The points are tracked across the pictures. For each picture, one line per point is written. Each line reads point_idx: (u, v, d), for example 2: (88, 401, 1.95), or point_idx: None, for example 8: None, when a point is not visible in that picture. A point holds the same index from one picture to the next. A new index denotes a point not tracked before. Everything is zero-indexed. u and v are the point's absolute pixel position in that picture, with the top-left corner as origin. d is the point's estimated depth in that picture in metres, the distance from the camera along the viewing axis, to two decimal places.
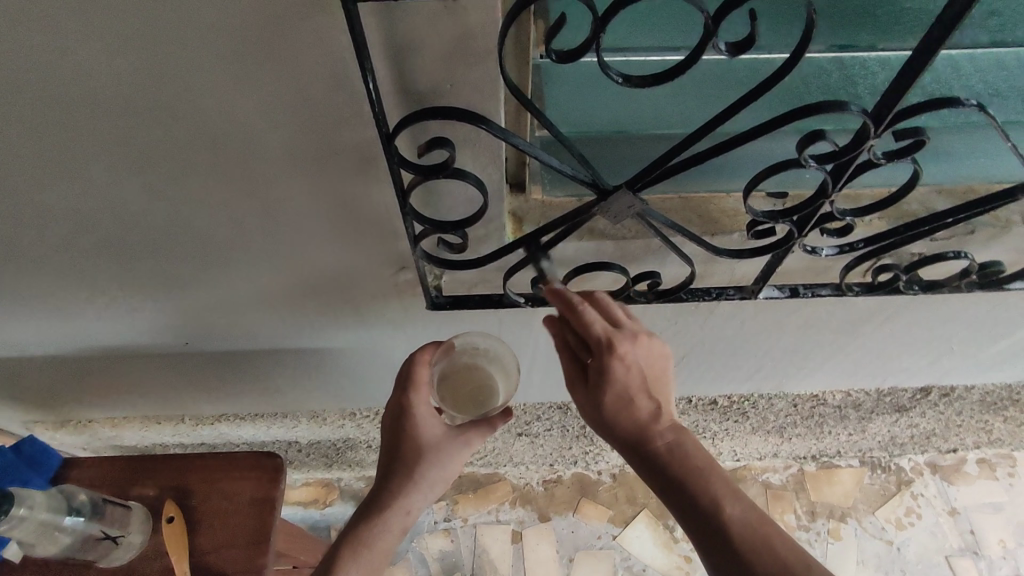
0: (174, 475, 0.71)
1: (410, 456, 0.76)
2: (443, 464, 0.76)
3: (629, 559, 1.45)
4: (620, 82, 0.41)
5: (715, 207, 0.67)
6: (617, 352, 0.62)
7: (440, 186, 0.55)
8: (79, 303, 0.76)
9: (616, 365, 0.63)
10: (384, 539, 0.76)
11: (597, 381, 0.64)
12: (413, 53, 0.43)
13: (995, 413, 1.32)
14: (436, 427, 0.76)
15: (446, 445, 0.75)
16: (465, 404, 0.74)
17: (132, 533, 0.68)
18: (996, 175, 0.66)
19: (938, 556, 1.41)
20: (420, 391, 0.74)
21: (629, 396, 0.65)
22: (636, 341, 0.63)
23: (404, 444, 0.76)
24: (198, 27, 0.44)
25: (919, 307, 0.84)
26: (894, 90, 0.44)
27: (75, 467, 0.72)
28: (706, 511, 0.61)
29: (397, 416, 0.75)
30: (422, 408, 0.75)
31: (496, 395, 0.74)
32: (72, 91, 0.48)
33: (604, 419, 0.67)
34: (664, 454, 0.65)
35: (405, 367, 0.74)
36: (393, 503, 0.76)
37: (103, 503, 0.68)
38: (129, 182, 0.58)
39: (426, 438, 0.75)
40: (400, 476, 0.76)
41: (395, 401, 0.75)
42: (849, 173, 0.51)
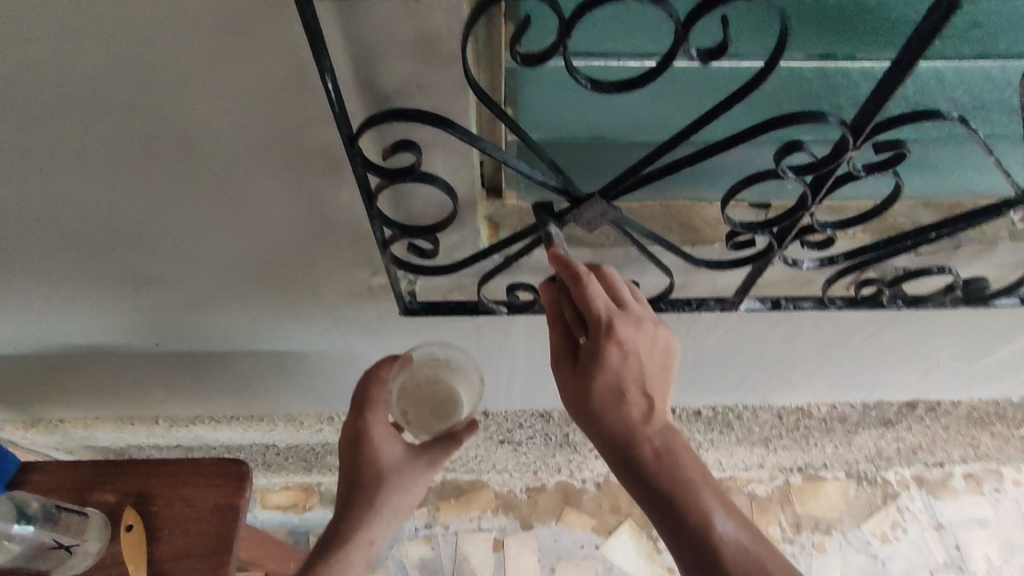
0: (135, 481, 0.68)
1: (369, 481, 0.75)
2: (406, 486, 0.76)
3: (611, 569, 1.44)
4: (587, 87, 0.40)
5: (696, 216, 0.66)
6: (620, 337, 0.59)
7: (409, 189, 0.53)
8: (44, 301, 0.74)
9: (614, 350, 0.60)
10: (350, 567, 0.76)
11: (590, 366, 0.61)
12: (376, 52, 0.42)
13: (982, 428, 1.31)
14: (396, 448, 0.76)
15: (407, 467, 0.75)
16: (427, 417, 0.70)
17: (88, 541, 0.65)
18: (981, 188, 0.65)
19: (922, 571, 1.41)
20: (376, 415, 0.74)
21: (622, 388, 0.62)
22: (640, 327, 0.60)
23: (364, 469, 0.75)
24: (153, 21, 0.42)
25: (904, 321, 0.83)
26: (873, 102, 0.42)
27: (32, 472, 0.69)
28: (686, 518, 0.61)
29: (354, 442, 0.75)
30: (380, 431, 0.74)
31: (460, 406, 0.70)
32: (25, 85, 0.46)
33: (591, 409, 0.62)
34: (652, 458, 0.62)
35: (359, 391, 0.73)
36: (356, 530, 0.75)
37: (57, 510, 0.66)
38: (91, 180, 0.56)
39: (386, 462, 0.75)
40: (359, 504, 0.76)
41: (352, 426, 0.75)
42: (828, 185, 0.50)
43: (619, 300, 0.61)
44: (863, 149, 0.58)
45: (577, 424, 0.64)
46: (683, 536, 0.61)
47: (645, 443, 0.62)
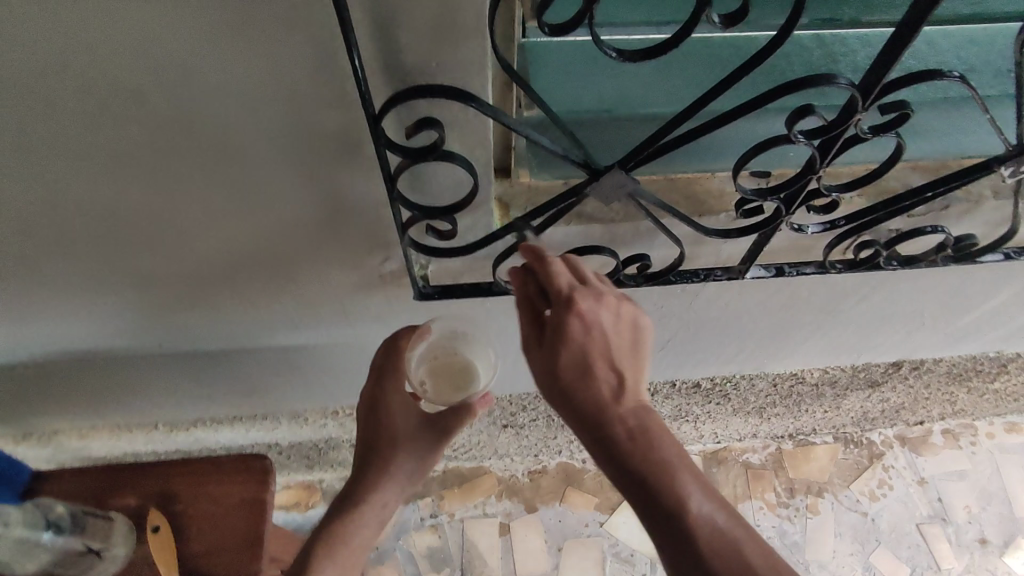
0: (157, 482, 0.68)
1: (385, 445, 0.78)
2: (419, 453, 0.78)
3: (616, 545, 1.47)
4: (614, 56, 0.41)
5: (702, 187, 0.68)
6: (577, 312, 0.56)
7: (428, 169, 0.53)
8: (43, 307, 0.72)
9: (574, 325, 0.57)
10: (363, 530, 0.77)
11: (556, 340, 0.57)
12: (399, 29, 0.42)
13: (961, 385, 1.37)
14: (411, 417, 0.78)
15: (422, 436, 0.78)
16: (443, 389, 0.73)
17: (116, 545, 0.65)
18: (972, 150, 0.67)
19: (910, 525, 1.47)
20: (393, 382, 0.75)
21: (589, 363, 0.57)
22: (599, 303, 0.58)
23: (381, 435, 0.77)
24: (167, 6, 0.41)
25: (894, 282, 0.87)
26: (880, 65, 0.44)
27: (52, 481, 0.69)
28: (667, 509, 0.55)
29: (373, 408, 0.77)
30: (396, 399, 0.77)
31: (476, 378, 0.73)
32: (31, 79, 0.45)
33: (560, 387, 0.58)
34: (625, 440, 0.56)
35: (377, 359, 0.75)
36: (371, 494, 0.78)
37: (83, 515, 0.65)
38: (97, 175, 0.54)
39: (402, 429, 0.78)
40: (375, 466, 0.78)
41: (370, 392, 0.77)
42: (836, 149, 0.52)
43: (579, 279, 0.59)
44: (869, 113, 0.59)
45: (549, 404, 0.60)
46: (663, 526, 0.55)
47: (618, 424, 0.56)
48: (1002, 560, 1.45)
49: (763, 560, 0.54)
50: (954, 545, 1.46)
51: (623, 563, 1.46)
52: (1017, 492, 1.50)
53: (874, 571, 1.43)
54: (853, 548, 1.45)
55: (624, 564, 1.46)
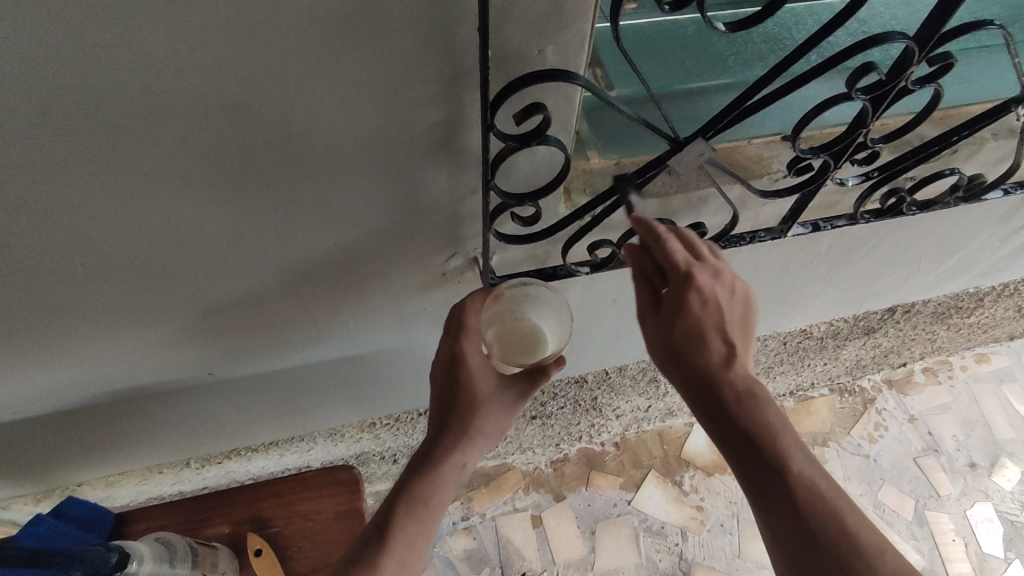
0: (246, 510, 0.88)
1: (466, 408, 0.73)
2: (497, 413, 0.74)
3: (646, 520, 1.37)
4: (721, 29, 0.44)
5: (744, 154, 0.70)
6: (696, 286, 0.58)
7: (517, 158, 0.55)
8: (92, 345, 0.69)
9: (693, 298, 0.59)
10: (441, 494, 0.73)
11: (671, 314, 0.60)
12: (509, 21, 0.43)
13: (943, 322, 1.47)
14: (490, 377, 0.73)
15: (500, 396, 0.74)
16: (513, 353, 0.67)
17: (225, 568, 0.84)
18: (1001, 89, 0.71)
19: (908, 459, 1.49)
20: (471, 340, 0.70)
21: (703, 332, 0.60)
22: (716, 277, 0.59)
23: (459, 395, 0.73)
24: (277, 22, 0.40)
25: (901, 229, 0.93)
26: (936, 18, 0.49)
27: (139, 522, 0.88)
28: (772, 470, 0.57)
29: (449, 367, 0.72)
30: (474, 358, 0.71)
31: (545, 344, 0.67)
32: (128, 110, 0.44)
33: (673, 352, 0.61)
34: (734, 404, 0.59)
35: (454, 315, 0.69)
36: (447, 458, 0.73)
37: (195, 546, 0.83)
38: (176, 203, 0.53)
39: (481, 389, 0.73)
40: (456, 429, 0.74)
41: (445, 351, 0.71)
42: (887, 101, 0.56)
43: (695, 253, 0.60)
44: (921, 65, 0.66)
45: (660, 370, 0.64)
46: (766, 487, 0.58)
47: (727, 387, 0.59)
48: (990, 479, 1.48)
49: (863, 530, 0.56)
50: (948, 472, 1.48)
51: (656, 536, 1.36)
52: (997, 416, 1.55)
53: (884, 508, 1.43)
54: (861, 489, 1.45)
55: (657, 537, 1.36)
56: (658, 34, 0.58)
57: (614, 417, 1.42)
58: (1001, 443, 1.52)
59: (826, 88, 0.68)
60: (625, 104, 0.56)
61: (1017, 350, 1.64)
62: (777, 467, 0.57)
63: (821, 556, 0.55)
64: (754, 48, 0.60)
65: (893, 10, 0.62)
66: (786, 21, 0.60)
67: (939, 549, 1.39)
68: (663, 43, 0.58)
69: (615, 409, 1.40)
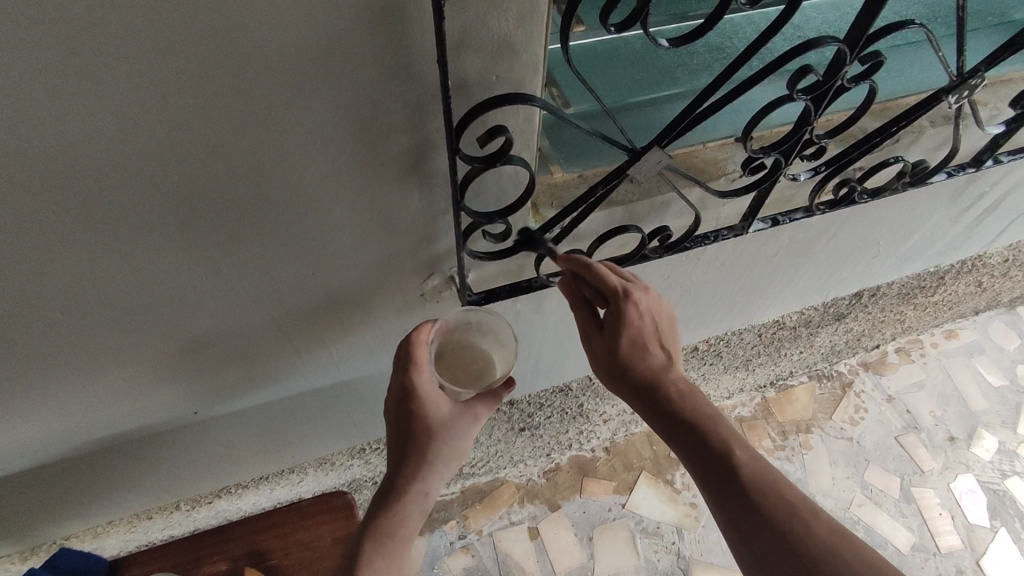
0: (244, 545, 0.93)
1: (422, 438, 0.71)
2: (455, 438, 0.72)
3: (642, 521, 1.38)
4: (665, 46, 0.46)
5: (701, 158, 0.73)
6: (635, 304, 0.64)
7: (484, 178, 0.57)
8: (73, 393, 0.69)
9: (633, 316, 0.64)
10: (406, 525, 0.73)
11: (615, 331, 0.66)
12: (466, 51, 0.46)
13: (909, 302, 1.52)
14: (445, 403, 0.72)
15: (457, 422, 0.72)
16: (462, 378, 0.72)
17: None
18: (927, 81, 0.77)
19: (890, 439, 1.52)
20: (422, 372, 0.69)
21: (643, 341, 0.67)
22: (648, 292, 0.66)
23: (414, 426, 0.71)
24: (243, 67, 0.42)
25: (857, 217, 0.98)
26: (863, 20, 0.53)
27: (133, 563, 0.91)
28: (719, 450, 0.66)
29: (402, 401, 0.70)
30: (427, 387, 0.70)
31: (491, 368, 0.72)
32: (102, 161, 0.45)
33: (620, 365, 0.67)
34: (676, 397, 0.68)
35: (403, 349, 0.69)
36: (408, 490, 0.72)
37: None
38: (153, 247, 0.54)
39: (436, 417, 0.71)
40: (414, 459, 0.72)
41: (397, 384, 0.70)
42: (827, 100, 0.60)
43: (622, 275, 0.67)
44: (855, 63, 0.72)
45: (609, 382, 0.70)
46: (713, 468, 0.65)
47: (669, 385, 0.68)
48: (970, 451, 1.52)
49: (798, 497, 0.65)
50: (929, 448, 1.52)
51: (652, 537, 1.37)
52: (969, 389, 1.60)
53: (870, 488, 1.46)
54: (848, 471, 1.47)
55: (653, 538, 1.37)
56: (607, 50, 0.61)
57: (602, 423, 1.44)
58: (976, 414, 1.57)
59: (770, 89, 0.72)
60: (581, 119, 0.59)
61: (982, 324, 1.70)
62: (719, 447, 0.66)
63: (766, 524, 0.63)
64: (699, 58, 0.63)
65: (825, 14, 0.66)
66: (728, 30, 0.64)
67: (928, 524, 1.43)
68: (614, 58, 0.62)
69: (602, 413, 1.42)
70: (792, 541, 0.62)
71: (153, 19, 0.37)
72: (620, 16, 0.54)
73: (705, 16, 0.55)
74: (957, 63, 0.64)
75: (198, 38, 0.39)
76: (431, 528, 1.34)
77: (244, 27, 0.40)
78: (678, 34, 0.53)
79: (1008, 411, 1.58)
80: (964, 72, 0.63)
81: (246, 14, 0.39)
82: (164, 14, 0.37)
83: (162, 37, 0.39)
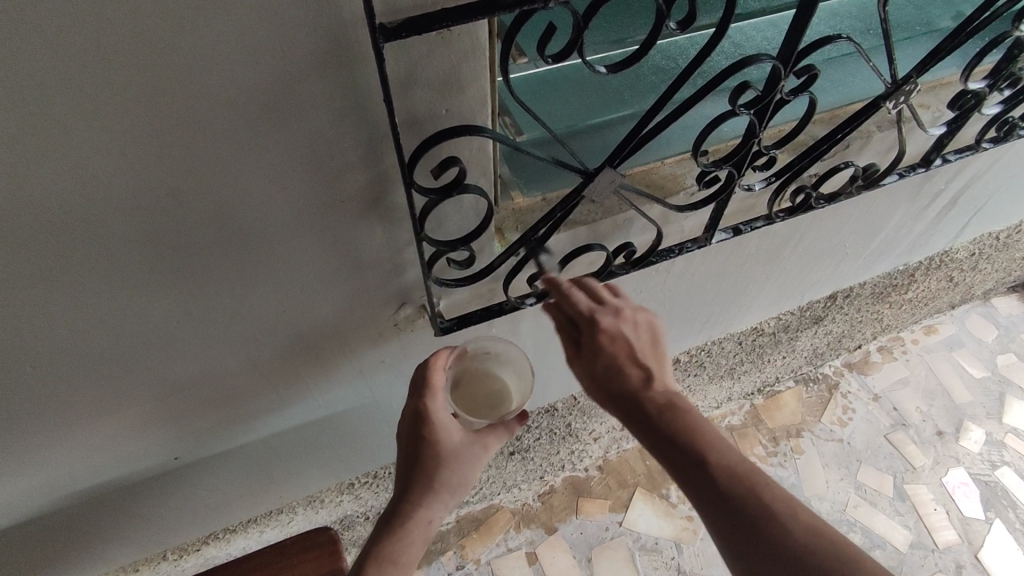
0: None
1: (430, 464, 0.70)
2: (464, 468, 0.72)
3: (640, 538, 1.37)
4: (604, 72, 0.48)
5: (659, 174, 0.76)
6: (601, 328, 0.68)
7: (443, 208, 0.58)
8: (49, 449, 0.68)
9: (602, 338, 0.68)
10: (408, 552, 0.71)
11: (592, 354, 0.69)
12: (415, 88, 0.48)
13: (885, 301, 1.55)
14: (457, 432, 0.72)
15: (466, 452, 0.71)
16: (477, 407, 0.74)
17: None
18: (865, 90, 0.81)
19: (879, 438, 1.53)
20: (436, 398, 0.70)
21: (619, 363, 0.68)
22: (619, 316, 0.69)
23: (423, 451, 0.70)
24: (198, 116, 0.44)
25: (820, 221, 1.00)
26: (793, 36, 0.55)
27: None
28: (698, 462, 0.62)
29: (413, 426, 0.71)
30: (440, 415, 0.70)
31: (507, 399, 0.74)
32: (64, 217, 0.46)
33: (601, 386, 0.69)
34: (656, 412, 0.66)
35: (420, 373, 0.70)
36: (411, 515, 0.71)
37: None
38: (121, 296, 0.55)
39: (446, 445, 0.70)
40: (420, 486, 0.71)
41: (411, 408, 0.71)
42: (769, 112, 0.62)
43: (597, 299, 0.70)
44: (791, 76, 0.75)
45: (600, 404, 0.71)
46: (696, 481, 0.62)
47: (646, 399, 0.67)
48: (959, 444, 1.54)
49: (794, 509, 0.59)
50: (919, 444, 1.53)
51: (651, 553, 1.36)
52: (952, 383, 1.62)
53: (864, 488, 1.46)
54: (841, 473, 1.47)
55: (653, 554, 1.36)
56: (557, 77, 0.64)
57: (593, 441, 1.44)
58: (961, 407, 1.59)
59: (715, 105, 0.74)
60: (534, 146, 0.61)
61: (959, 318, 1.73)
62: (696, 461, 0.62)
63: (749, 536, 0.58)
64: (645, 80, 0.66)
65: (764, 33, 0.69)
66: (670, 52, 0.67)
67: (923, 520, 1.43)
68: (563, 86, 0.64)
69: (591, 432, 1.42)
70: (776, 553, 0.56)
71: (103, 80, 0.39)
72: (556, 46, 0.56)
73: (641, 42, 0.58)
74: (891, 71, 0.66)
75: (151, 94, 0.41)
76: (427, 561, 1.32)
77: (196, 80, 0.41)
78: (612, 58, 0.56)
79: (991, 402, 1.60)
80: (898, 78, 0.66)
81: (196, 66, 0.41)
82: (115, 73, 0.39)
83: (117, 94, 0.40)
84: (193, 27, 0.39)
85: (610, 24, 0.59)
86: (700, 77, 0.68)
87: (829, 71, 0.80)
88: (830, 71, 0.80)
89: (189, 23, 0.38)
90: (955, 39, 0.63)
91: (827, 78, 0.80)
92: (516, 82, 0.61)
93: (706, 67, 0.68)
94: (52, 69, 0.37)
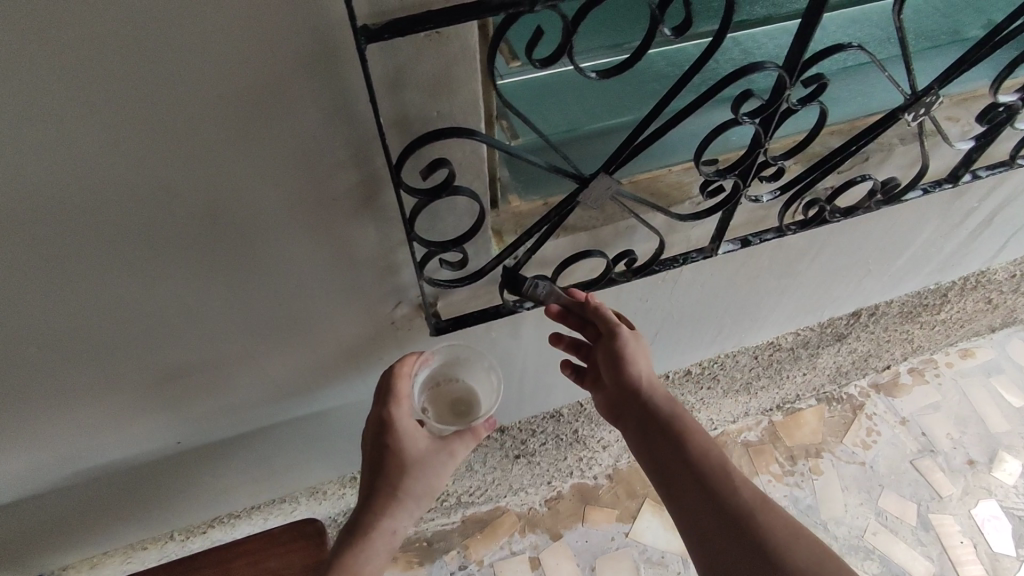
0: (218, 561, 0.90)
1: (394, 472, 0.71)
2: (429, 476, 0.72)
3: (646, 551, 1.35)
4: (595, 77, 0.48)
5: (664, 182, 0.74)
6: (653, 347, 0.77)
7: (435, 209, 0.59)
8: (57, 427, 0.71)
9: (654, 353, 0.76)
10: (372, 563, 0.69)
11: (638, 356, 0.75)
12: (404, 89, 0.48)
13: (914, 321, 1.49)
14: (422, 440, 0.72)
15: (431, 459, 0.72)
16: (446, 414, 0.76)
17: None
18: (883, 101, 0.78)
19: (904, 463, 1.47)
20: (400, 405, 0.71)
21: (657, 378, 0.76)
22: None
23: (388, 460, 0.71)
24: (187, 112, 0.45)
25: (839, 235, 0.97)
26: (800, 44, 0.54)
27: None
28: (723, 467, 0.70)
29: (379, 433, 0.71)
30: (404, 422, 0.71)
31: (476, 405, 0.77)
32: (61, 207, 0.47)
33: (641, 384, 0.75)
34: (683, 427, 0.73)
35: (385, 380, 0.71)
36: (375, 525, 0.70)
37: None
38: (119, 284, 0.56)
39: (411, 452, 0.72)
40: (384, 494, 0.71)
41: (376, 415, 0.72)
42: (775, 122, 0.60)
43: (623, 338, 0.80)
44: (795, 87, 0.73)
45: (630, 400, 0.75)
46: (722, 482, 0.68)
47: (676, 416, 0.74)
48: (992, 475, 1.46)
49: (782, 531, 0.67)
50: (947, 472, 1.46)
51: (656, 567, 1.33)
52: (987, 411, 1.54)
53: (885, 515, 1.40)
54: (861, 498, 1.42)
55: (658, 568, 1.33)
56: (555, 82, 0.63)
57: (601, 449, 1.42)
58: (996, 435, 1.51)
59: (722, 113, 0.73)
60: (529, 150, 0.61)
61: (999, 342, 1.65)
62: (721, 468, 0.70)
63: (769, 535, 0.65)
64: (649, 86, 0.65)
65: (775, 41, 0.67)
66: (676, 58, 0.66)
67: (948, 552, 1.37)
68: (559, 91, 0.64)
69: (600, 439, 1.41)
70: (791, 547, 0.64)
71: (93, 76, 0.40)
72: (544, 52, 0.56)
73: (634, 49, 0.57)
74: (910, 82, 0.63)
75: (140, 90, 0.42)
76: (430, 560, 1.32)
77: (185, 78, 0.42)
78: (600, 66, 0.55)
79: None
80: (918, 89, 0.63)
81: (186, 63, 0.42)
82: (105, 69, 0.40)
83: (107, 89, 0.41)
84: (180, 25, 0.39)
85: (604, 31, 0.58)
86: (699, 84, 0.67)
87: (846, 82, 0.78)
88: (847, 83, 0.78)
89: (176, 21, 0.39)
90: (980, 50, 0.60)
91: (842, 89, 0.78)
92: (512, 87, 0.61)
93: (710, 75, 0.66)
94: (44, 64, 0.39)
